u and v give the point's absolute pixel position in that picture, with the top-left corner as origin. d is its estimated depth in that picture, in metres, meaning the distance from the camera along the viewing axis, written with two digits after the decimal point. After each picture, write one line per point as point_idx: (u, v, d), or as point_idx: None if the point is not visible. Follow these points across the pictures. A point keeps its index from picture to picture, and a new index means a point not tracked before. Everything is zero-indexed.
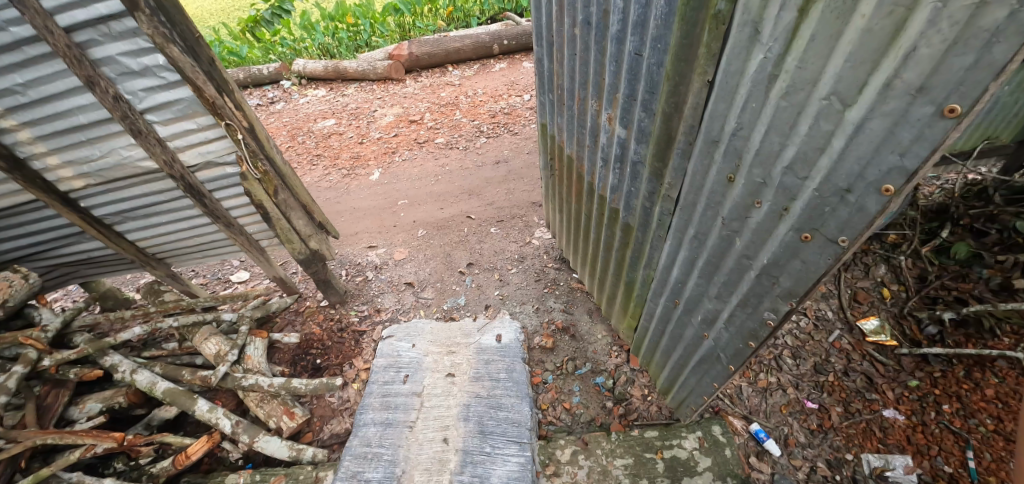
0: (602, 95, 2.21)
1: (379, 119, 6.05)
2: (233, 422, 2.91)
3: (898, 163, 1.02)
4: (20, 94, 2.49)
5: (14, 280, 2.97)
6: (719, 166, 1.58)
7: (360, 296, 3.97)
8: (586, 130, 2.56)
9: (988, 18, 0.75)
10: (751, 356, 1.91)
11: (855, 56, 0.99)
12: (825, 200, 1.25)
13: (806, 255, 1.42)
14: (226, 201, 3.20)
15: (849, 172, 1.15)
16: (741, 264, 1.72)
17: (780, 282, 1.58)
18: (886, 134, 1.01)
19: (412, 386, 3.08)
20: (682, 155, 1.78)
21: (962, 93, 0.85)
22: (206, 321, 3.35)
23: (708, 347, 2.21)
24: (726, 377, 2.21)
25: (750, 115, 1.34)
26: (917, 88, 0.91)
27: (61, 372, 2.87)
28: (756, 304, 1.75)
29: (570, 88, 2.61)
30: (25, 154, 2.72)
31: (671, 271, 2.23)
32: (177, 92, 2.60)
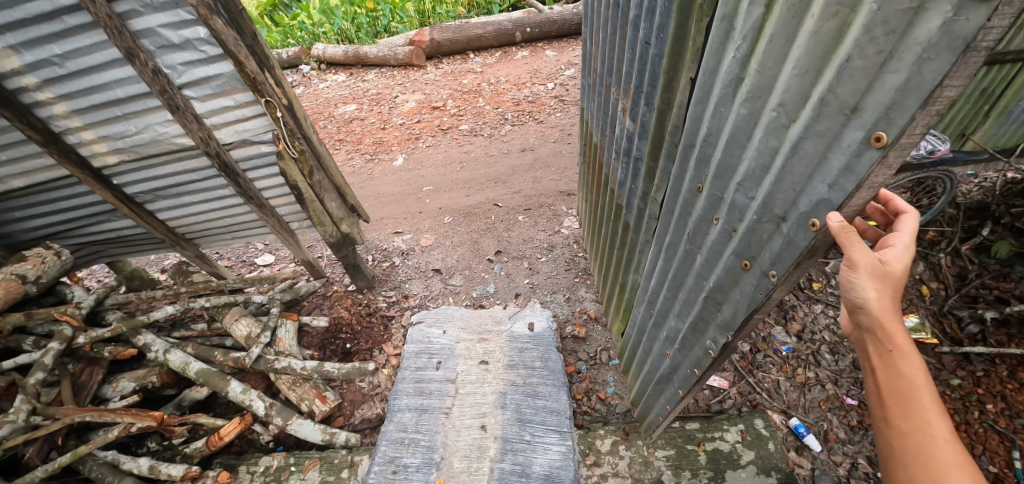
0: (623, 86, 2.18)
1: (401, 105, 5.95)
2: (266, 405, 2.90)
3: (826, 194, 1.04)
4: (58, 65, 2.46)
5: (47, 257, 2.93)
6: (691, 175, 1.60)
7: (387, 281, 3.92)
8: (609, 123, 2.53)
9: (923, 28, 0.72)
10: (696, 384, 1.92)
11: (801, 64, 0.98)
12: (762, 227, 1.28)
13: (745, 284, 1.46)
14: (260, 182, 3.15)
15: (786, 198, 1.16)
16: (697, 284, 1.75)
17: (723, 309, 1.63)
18: (821, 156, 1.02)
19: (445, 372, 3.09)
20: (669, 159, 1.80)
21: (886, 120, 0.83)
22: (237, 302, 3.32)
23: (666, 367, 2.21)
24: (677, 401, 2.21)
25: (716, 122, 1.35)
26: (852, 108, 0.90)
27: (96, 350, 2.80)
28: (703, 330, 1.79)
29: (603, 79, 2.57)
30: (60, 128, 2.70)
31: (649, 280, 2.25)
32: (217, 66, 2.53)
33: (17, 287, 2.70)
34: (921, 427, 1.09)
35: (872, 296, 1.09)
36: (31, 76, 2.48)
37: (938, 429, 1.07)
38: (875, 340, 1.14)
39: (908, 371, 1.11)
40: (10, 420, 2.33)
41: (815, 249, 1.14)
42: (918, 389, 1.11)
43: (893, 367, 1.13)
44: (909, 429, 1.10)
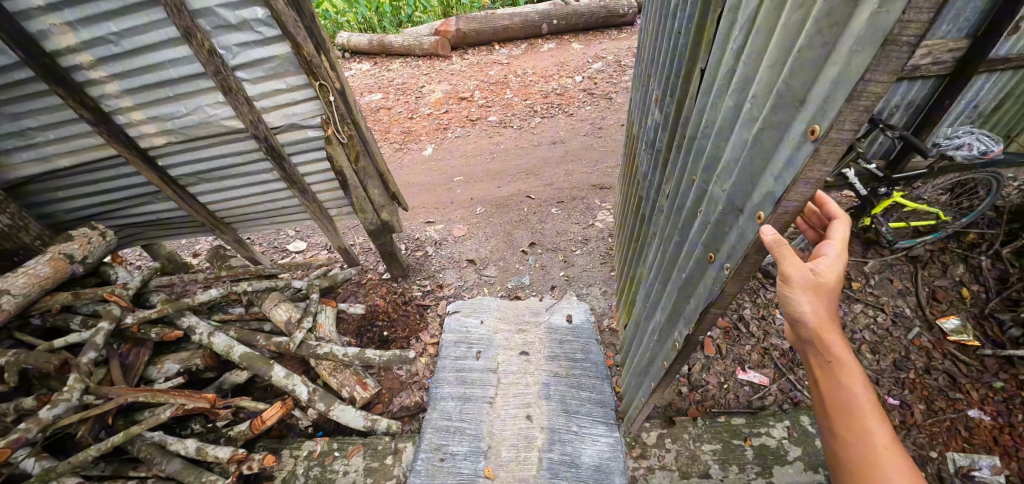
0: (662, 77, 2.19)
1: (428, 95, 5.91)
2: (309, 390, 2.90)
3: (772, 188, 1.06)
4: (113, 44, 2.41)
5: (93, 237, 2.91)
6: (690, 167, 1.64)
7: (421, 270, 3.92)
8: (646, 114, 2.53)
9: (857, 17, 0.73)
10: (664, 375, 1.97)
11: (774, 53, 1.01)
12: (726, 219, 1.32)
13: (709, 276, 1.50)
14: (303, 166, 3.15)
15: (747, 190, 1.19)
16: (677, 276, 1.79)
17: (690, 302, 1.67)
18: (775, 148, 1.05)
19: (485, 362, 3.09)
20: (677, 150, 1.84)
21: (822, 111, 0.85)
22: (276, 287, 3.32)
23: (647, 359, 2.26)
24: (647, 396, 2.24)
25: (715, 112, 1.39)
26: (802, 99, 0.93)
27: (143, 331, 2.79)
28: (674, 322, 1.84)
29: (647, 70, 2.57)
30: (111, 108, 2.68)
31: (650, 271, 2.28)
32: (272, 48, 2.51)
33: (65, 266, 2.71)
34: (859, 428, 1.24)
35: (809, 309, 1.24)
36: (87, 54, 2.44)
37: (877, 432, 1.22)
38: (817, 351, 1.30)
39: (849, 382, 1.27)
40: (64, 399, 2.28)
41: (761, 245, 1.18)
42: (858, 396, 1.26)
43: (834, 376, 1.28)
44: (848, 429, 1.25)
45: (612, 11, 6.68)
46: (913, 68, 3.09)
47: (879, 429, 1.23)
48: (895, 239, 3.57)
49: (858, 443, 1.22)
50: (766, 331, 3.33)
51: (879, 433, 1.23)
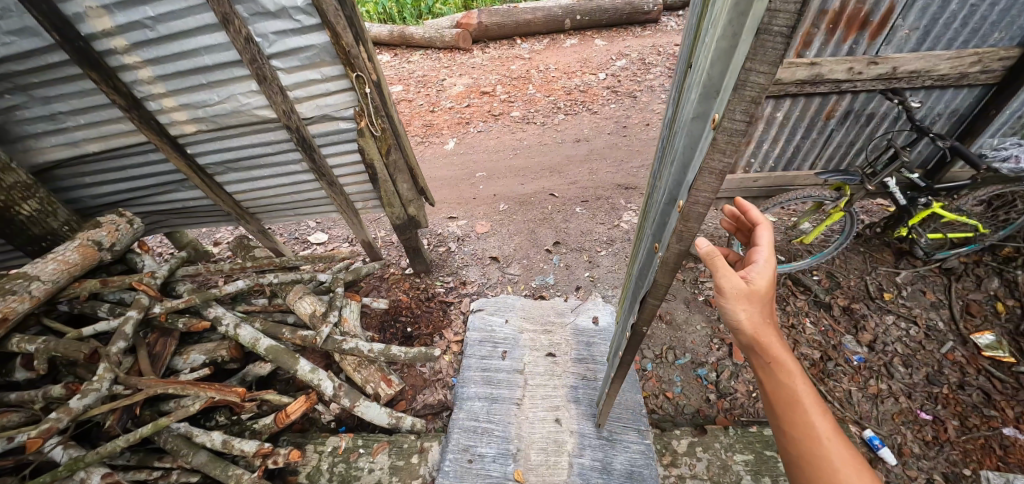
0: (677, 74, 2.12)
1: (449, 89, 5.85)
2: (335, 385, 2.87)
3: (688, 179, 1.10)
4: (148, 29, 2.34)
5: (121, 224, 2.87)
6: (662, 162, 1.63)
7: (444, 267, 3.89)
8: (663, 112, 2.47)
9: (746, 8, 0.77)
10: (621, 365, 2.01)
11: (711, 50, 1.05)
12: (663, 210, 1.34)
13: (653, 267, 1.54)
14: (332, 158, 3.11)
15: (676, 182, 1.24)
16: (638, 268, 1.83)
17: (640, 293, 1.72)
18: (694, 139, 1.08)
19: (511, 362, 3.06)
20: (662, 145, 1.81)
21: (721, 102, 0.89)
22: (302, 280, 3.30)
23: (614, 350, 2.29)
24: (613, 385, 2.28)
25: (681, 109, 1.42)
26: (715, 91, 0.95)
27: (170, 321, 2.75)
28: (631, 313, 1.88)
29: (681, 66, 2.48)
30: (143, 93, 2.62)
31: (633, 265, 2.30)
32: (309, 37, 2.46)
33: (93, 253, 2.68)
34: (805, 424, 1.21)
35: (741, 313, 1.26)
36: (122, 38, 2.36)
37: (820, 424, 1.21)
38: (755, 352, 1.30)
39: (789, 378, 1.26)
40: (94, 389, 2.23)
41: (684, 238, 1.22)
42: (800, 392, 1.25)
43: (773, 375, 1.28)
44: (795, 426, 1.22)
45: (637, 7, 6.57)
46: (960, 75, 2.96)
47: (821, 421, 1.22)
48: (934, 251, 3.52)
49: (809, 441, 1.19)
50: (796, 341, 3.27)
51: (824, 425, 1.21)
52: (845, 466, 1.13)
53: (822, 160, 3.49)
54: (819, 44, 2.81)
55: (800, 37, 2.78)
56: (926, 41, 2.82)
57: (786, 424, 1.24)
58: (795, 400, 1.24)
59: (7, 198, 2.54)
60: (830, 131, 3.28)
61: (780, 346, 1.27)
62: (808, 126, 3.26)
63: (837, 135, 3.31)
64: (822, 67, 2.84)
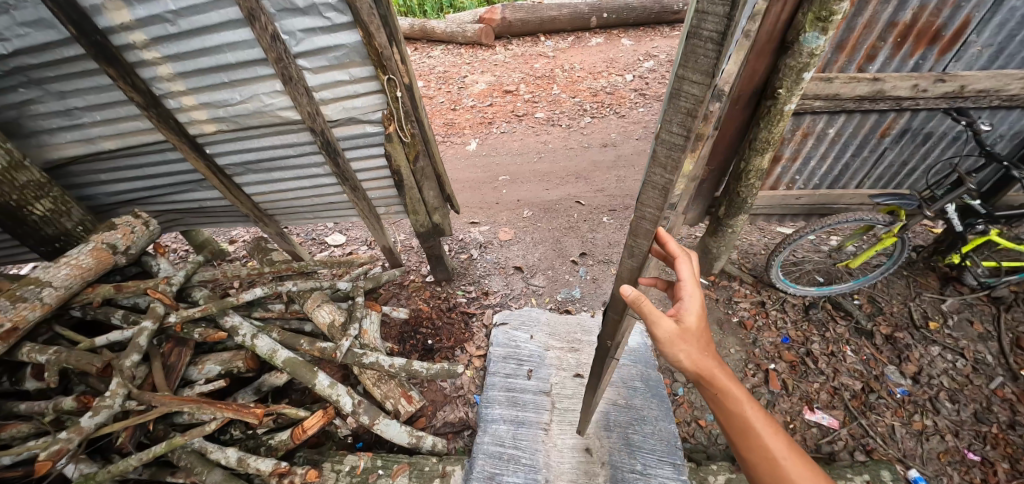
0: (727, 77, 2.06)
1: (470, 86, 5.67)
2: (354, 402, 2.72)
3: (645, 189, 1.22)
4: (169, 23, 2.18)
5: (136, 226, 2.74)
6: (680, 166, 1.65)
7: (466, 275, 3.75)
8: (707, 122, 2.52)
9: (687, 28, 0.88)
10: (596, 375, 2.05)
11: None
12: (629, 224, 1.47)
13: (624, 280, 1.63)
14: (357, 162, 2.96)
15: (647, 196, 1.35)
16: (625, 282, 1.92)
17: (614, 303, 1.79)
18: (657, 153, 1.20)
19: (538, 383, 2.94)
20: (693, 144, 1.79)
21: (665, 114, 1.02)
22: (321, 287, 3.17)
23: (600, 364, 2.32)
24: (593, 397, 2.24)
25: None
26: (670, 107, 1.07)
27: (186, 331, 2.64)
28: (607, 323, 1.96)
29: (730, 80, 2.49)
30: (161, 91, 2.48)
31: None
32: (339, 36, 2.30)
33: (107, 257, 2.56)
34: (759, 446, 1.33)
35: (681, 353, 1.40)
36: (141, 33, 2.21)
37: (773, 444, 1.33)
38: (705, 386, 1.42)
39: (738, 405, 1.37)
40: (106, 405, 2.11)
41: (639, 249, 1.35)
42: (750, 417, 1.37)
43: (722, 404, 1.39)
44: (752, 449, 1.34)
45: (666, 7, 6.33)
46: None
47: (773, 440, 1.34)
48: (987, 279, 3.27)
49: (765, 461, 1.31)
50: (836, 369, 3.10)
51: (776, 444, 1.33)
52: (800, 480, 1.26)
53: (871, 180, 3.29)
54: (884, 58, 2.60)
55: (865, 50, 2.56)
56: (998, 59, 2.61)
57: (744, 447, 1.36)
58: (746, 425, 1.36)
59: (20, 198, 2.42)
60: (883, 150, 3.07)
61: (726, 379, 1.38)
62: (860, 144, 3.04)
63: (889, 154, 3.10)
64: (885, 83, 2.62)
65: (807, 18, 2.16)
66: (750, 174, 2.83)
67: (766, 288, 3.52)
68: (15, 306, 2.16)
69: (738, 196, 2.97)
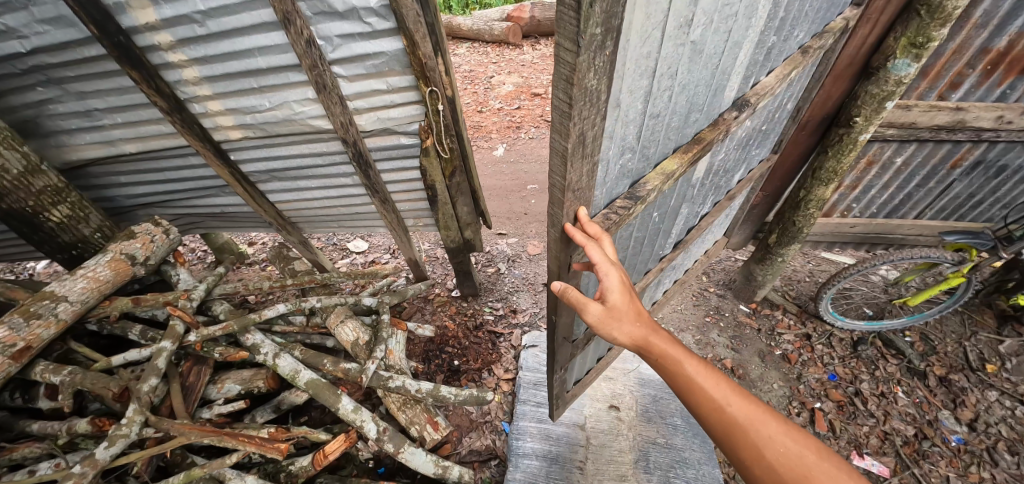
0: (764, 56, 1.81)
1: (497, 87, 5.50)
2: (379, 428, 2.54)
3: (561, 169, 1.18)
4: (197, 24, 1.99)
5: (156, 235, 2.58)
6: (655, 142, 1.55)
7: (493, 291, 3.61)
8: (761, 140, 2.38)
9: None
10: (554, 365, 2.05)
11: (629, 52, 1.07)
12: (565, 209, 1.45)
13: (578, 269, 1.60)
14: (387, 174, 2.80)
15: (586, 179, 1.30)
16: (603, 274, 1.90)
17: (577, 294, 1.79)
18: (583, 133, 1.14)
19: (571, 414, 2.79)
20: (686, 123, 1.66)
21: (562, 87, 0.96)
22: (346, 302, 3.02)
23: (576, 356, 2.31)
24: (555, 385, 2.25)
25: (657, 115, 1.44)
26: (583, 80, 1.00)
27: (206, 350, 2.51)
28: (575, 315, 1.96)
29: (802, 103, 2.31)
30: (186, 95, 2.31)
31: (641, 255, 2.25)
32: (380, 43, 2.11)
33: (126, 269, 2.42)
34: (707, 399, 1.30)
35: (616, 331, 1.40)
36: (167, 33, 2.03)
37: (718, 392, 1.29)
38: (646, 355, 1.43)
39: (676, 364, 1.36)
40: (122, 435, 1.99)
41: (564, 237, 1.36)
42: (691, 372, 1.34)
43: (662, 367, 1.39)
44: (701, 404, 1.31)
45: None
46: None
47: (719, 388, 1.30)
48: None
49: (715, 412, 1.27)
50: (887, 412, 2.88)
51: (720, 391, 1.30)
52: (744, 420, 1.23)
53: (932, 211, 3.07)
54: (969, 87, 2.37)
55: (950, 77, 2.35)
56: None
57: (697, 404, 1.32)
58: (689, 382, 1.34)
59: (35, 204, 2.28)
60: (951, 181, 2.84)
61: (659, 341, 1.38)
62: (927, 175, 2.82)
63: (956, 186, 2.88)
64: (968, 113, 2.36)
65: (901, 42, 1.95)
66: (810, 203, 2.62)
67: (811, 319, 3.34)
68: (29, 325, 2.03)
69: (793, 225, 2.77)
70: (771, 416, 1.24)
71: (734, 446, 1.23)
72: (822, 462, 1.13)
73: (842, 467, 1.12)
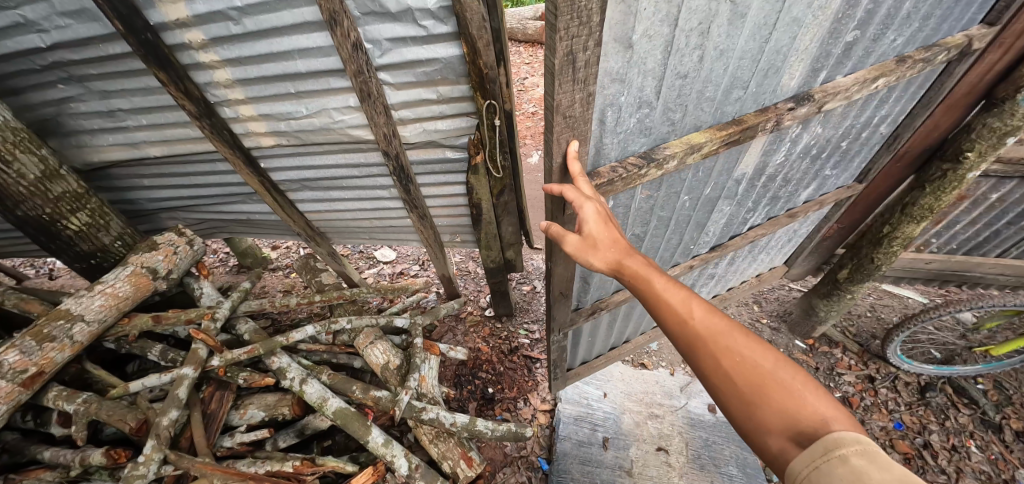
0: (841, 56, 1.59)
1: (531, 90, 5.30)
2: (411, 465, 2.30)
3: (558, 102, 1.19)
4: (232, 21, 1.76)
5: (179, 246, 2.38)
6: (682, 107, 1.45)
7: (528, 312, 3.45)
8: (839, 158, 2.18)
9: None
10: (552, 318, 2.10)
11: None
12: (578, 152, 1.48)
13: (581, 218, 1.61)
14: (427, 187, 2.60)
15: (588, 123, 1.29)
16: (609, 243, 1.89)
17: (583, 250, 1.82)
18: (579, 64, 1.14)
19: (615, 456, 2.58)
20: (725, 100, 1.52)
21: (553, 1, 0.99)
22: (378, 324, 2.81)
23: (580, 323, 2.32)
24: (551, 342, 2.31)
25: (683, 77, 1.35)
26: None
27: (229, 375, 2.31)
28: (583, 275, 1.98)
29: (905, 131, 2.06)
30: (217, 98, 2.10)
31: (666, 240, 2.16)
32: (433, 49, 1.87)
33: (147, 284, 2.23)
34: (674, 317, 1.17)
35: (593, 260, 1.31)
36: (199, 32, 1.81)
37: (687, 310, 1.16)
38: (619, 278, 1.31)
39: (648, 283, 1.23)
40: (139, 475, 1.81)
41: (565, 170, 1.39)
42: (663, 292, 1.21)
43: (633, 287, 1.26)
44: (668, 321, 1.18)
45: None
46: None
47: (690, 305, 1.17)
48: None
49: (681, 329, 1.15)
50: (961, 469, 2.60)
51: (691, 307, 1.17)
52: (710, 336, 1.10)
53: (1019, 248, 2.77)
54: None
55: None
56: None
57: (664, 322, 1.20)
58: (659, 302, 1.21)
59: (54, 212, 2.10)
60: None
61: (635, 263, 1.26)
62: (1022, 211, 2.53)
63: None
64: None
65: None
66: (895, 241, 2.36)
67: (874, 360, 3.12)
68: (42, 348, 1.86)
69: (871, 262, 2.50)
70: (739, 330, 1.10)
71: (697, 362, 1.11)
72: (788, 375, 0.99)
73: (807, 381, 0.97)
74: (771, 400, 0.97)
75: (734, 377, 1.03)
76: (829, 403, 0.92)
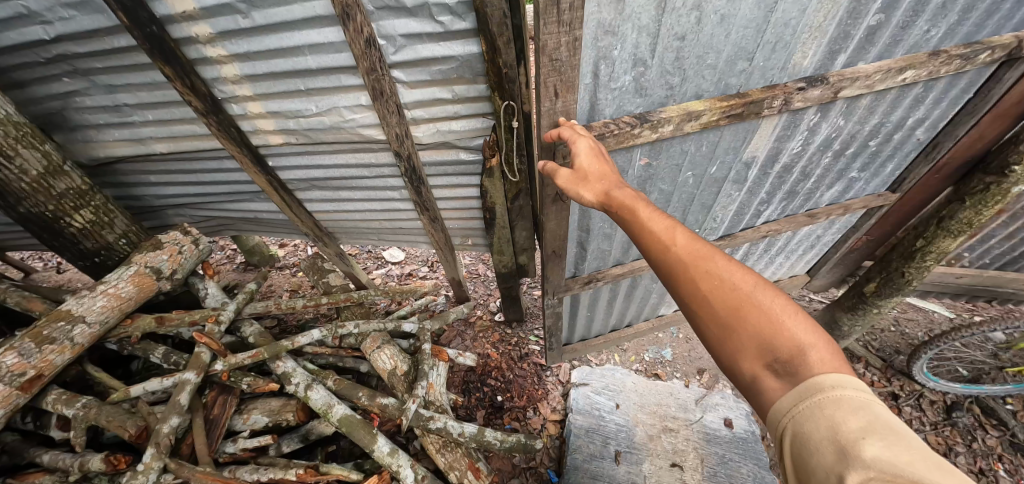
0: (865, 42, 1.48)
1: None
2: (417, 476, 2.21)
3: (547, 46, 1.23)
4: (241, 15, 1.68)
5: (184, 245, 2.32)
6: (680, 72, 1.41)
7: (539, 318, 3.39)
8: (868, 158, 2.07)
9: None
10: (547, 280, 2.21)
11: None
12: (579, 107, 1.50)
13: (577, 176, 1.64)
14: (439, 189, 2.52)
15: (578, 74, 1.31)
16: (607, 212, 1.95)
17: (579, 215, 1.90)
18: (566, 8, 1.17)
19: (628, 470, 2.50)
20: (727, 71, 1.45)
21: None
22: (386, 329, 2.74)
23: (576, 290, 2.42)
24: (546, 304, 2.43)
25: (682, 40, 1.32)
26: None
27: (232, 380, 2.24)
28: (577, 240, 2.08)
29: (947, 138, 1.95)
30: (224, 94, 2.03)
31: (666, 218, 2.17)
32: (449, 46, 1.78)
33: (150, 285, 2.17)
34: (655, 244, 1.09)
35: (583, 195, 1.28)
36: (206, 26, 1.73)
37: (669, 235, 1.08)
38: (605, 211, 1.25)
39: (631, 213, 1.16)
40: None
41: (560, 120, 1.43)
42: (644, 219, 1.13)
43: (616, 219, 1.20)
44: (649, 249, 1.11)
45: None
46: None
47: (672, 230, 1.09)
48: None
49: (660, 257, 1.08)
50: None
51: (673, 233, 1.09)
52: (691, 261, 1.02)
53: None
54: None
55: None
56: None
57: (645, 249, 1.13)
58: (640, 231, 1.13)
59: (56, 209, 2.04)
60: None
61: (619, 194, 1.20)
62: None
63: None
64: None
65: None
66: (928, 255, 2.23)
67: (898, 377, 3.02)
68: (41, 350, 1.81)
69: (900, 276, 2.37)
70: (721, 253, 1.02)
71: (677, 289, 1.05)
72: (769, 298, 0.93)
73: (786, 303, 0.92)
74: (747, 323, 0.92)
75: (713, 305, 0.97)
76: (810, 325, 0.87)
